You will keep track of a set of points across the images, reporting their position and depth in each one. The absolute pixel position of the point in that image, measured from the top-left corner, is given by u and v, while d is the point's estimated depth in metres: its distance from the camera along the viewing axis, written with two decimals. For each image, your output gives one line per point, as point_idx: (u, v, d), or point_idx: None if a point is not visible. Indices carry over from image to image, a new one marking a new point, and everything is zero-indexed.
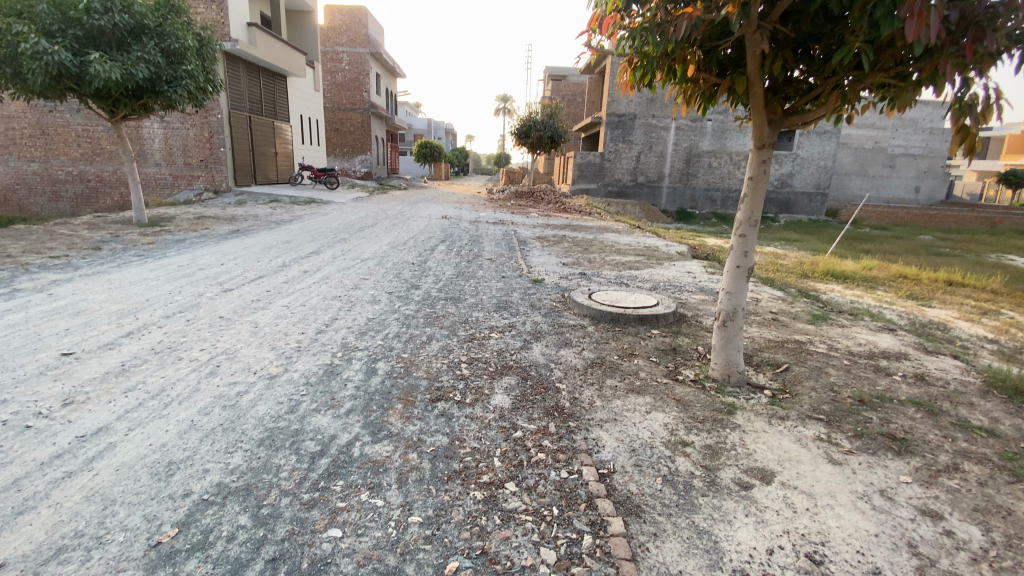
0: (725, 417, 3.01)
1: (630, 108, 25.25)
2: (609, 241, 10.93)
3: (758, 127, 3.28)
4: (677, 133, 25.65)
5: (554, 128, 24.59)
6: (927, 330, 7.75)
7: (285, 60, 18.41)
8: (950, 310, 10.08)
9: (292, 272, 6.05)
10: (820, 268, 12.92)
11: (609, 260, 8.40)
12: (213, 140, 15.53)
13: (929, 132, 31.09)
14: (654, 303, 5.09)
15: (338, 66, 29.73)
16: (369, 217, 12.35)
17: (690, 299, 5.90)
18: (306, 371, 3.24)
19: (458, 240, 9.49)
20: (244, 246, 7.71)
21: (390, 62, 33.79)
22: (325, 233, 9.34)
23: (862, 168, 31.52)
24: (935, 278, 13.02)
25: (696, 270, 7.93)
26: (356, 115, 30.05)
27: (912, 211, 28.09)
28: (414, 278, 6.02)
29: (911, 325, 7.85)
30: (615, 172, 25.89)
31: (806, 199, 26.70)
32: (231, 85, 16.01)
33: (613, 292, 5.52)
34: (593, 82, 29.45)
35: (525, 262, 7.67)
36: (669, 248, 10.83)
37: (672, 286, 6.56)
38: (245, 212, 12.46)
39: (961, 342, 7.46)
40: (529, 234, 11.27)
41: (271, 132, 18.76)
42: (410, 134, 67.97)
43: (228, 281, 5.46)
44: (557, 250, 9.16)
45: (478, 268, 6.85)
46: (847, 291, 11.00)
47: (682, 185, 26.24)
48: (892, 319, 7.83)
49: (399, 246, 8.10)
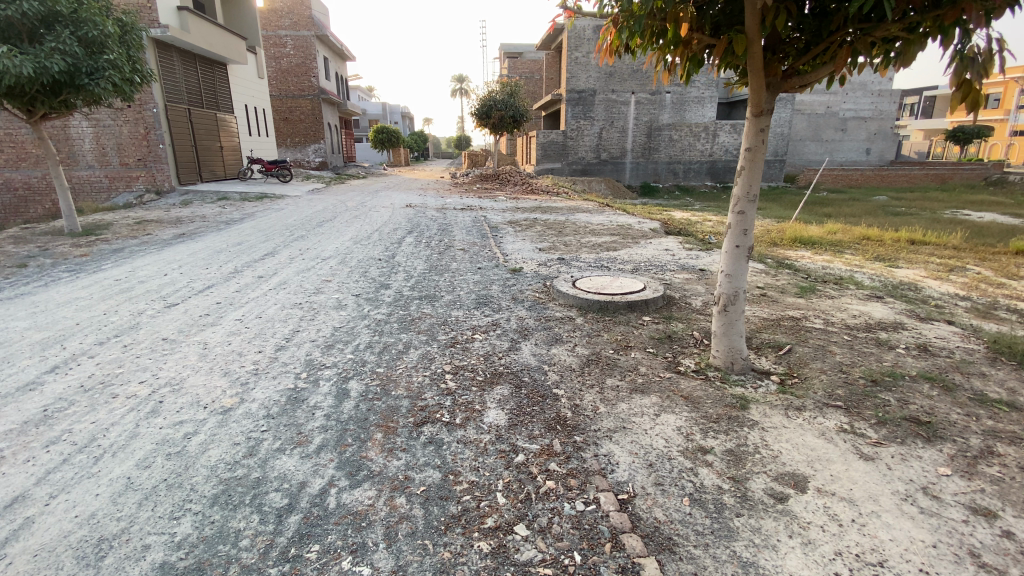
0: (740, 413, 2.74)
1: (590, 84, 24.86)
2: (581, 221, 10.66)
3: (756, 91, 2.98)
4: (638, 107, 25.46)
5: (515, 107, 23.99)
6: (901, 292, 7.82)
7: (223, 46, 17.12)
8: (916, 269, 10.30)
9: (245, 279, 5.48)
10: (789, 235, 13.03)
11: (585, 242, 8.10)
12: (150, 137, 14.35)
13: (877, 95, 31.96)
14: (641, 286, 4.80)
15: (282, 51, 28.11)
16: (328, 211, 11.67)
17: (676, 278, 5.66)
18: (266, 401, 2.80)
19: (426, 230, 9.01)
20: (192, 251, 7.04)
21: (338, 45, 32.21)
22: (280, 231, 8.68)
23: (817, 133, 32.23)
24: (897, 238, 13.34)
25: (674, 247, 7.74)
26: (306, 102, 28.60)
27: (866, 173, 28.94)
28: (383, 277, 5.56)
29: (886, 288, 7.92)
30: (579, 150, 25.57)
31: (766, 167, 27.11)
32: (165, 76, 14.77)
33: (597, 277, 5.21)
34: (550, 58, 28.84)
35: (499, 249, 7.30)
36: (642, 225, 10.65)
37: (653, 266, 6.33)
38: (192, 213, 11.57)
39: (935, 302, 7.55)
40: (499, 219, 10.87)
41: (214, 125, 17.53)
42: (364, 119, 65.71)
43: (172, 295, 4.87)
44: (530, 234, 8.81)
45: (451, 260, 6.45)
46: (817, 256, 11.09)
47: (646, 159, 26.18)
48: (868, 283, 7.87)
49: (363, 241, 7.59)
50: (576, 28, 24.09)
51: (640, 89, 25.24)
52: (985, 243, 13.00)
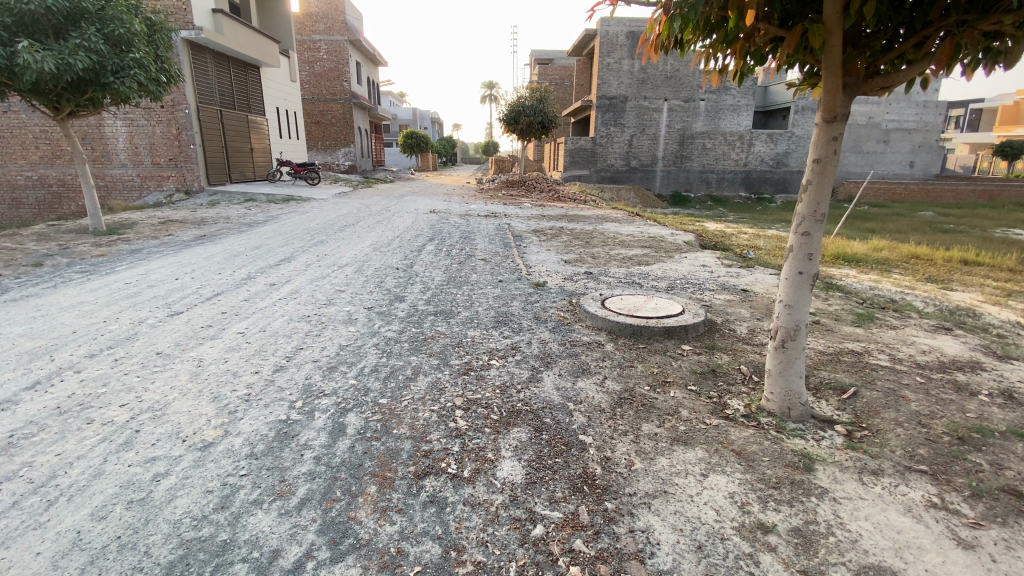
0: (804, 477, 2.28)
1: (620, 90, 24.34)
2: (609, 232, 10.21)
3: (829, 95, 2.53)
4: (670, 115, 24.81)
5: (544, 112, 23.65)
6: (962, 319, 7.13)
7: (257, 49, 17.34)
8: (973, 293, 9.48)
9: (256, 286, 5.24)
10: (829, 251, 12.29)
11: (613, 254, 7.65)
12: (181, 137, 14.52)
13: (923, 105, 30.52)
14: (678, 309, 4.33)
15: (316, 56, 28.49)
16: (351, 214, 11.52)
17: (715, 300, 5.18)
18: (251, 436, 2.46)
19: (448, 237, 8.71)
20: (207, 254, 6.88)
21: (370, 50, 32.53)
22: (300, 235, 8.49)
23: (857, 144, 30.95)
24: (949, 257, 12.44)
25: (710, 263, 7.23)
26: (337, 105, 28.92)
27: (910, 187, 27.55)
28: (399, 288, 5.23)
29: (942, 313, 7.22)
30: (608, 157, 25.06)
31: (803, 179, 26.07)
32: (198, 78, 14.97)
33: (628, 296, 4.78)
34: (581, 64, 28.47)
35: (523, 261, 6.92)
36: (673, 237, 10.13)
37: (689, 285, 5.84)
38: (217, 213, 11.55)
39: (1002, 331, 6.83)
40: (524, 228, 10.52)
41: (245, 127, 17.73)
42: (395, 124, 66.44)
43: (178, 302, 4.65)
44: (555, 245, 8.41)
45: (471, 272, 6.10)
46: (862, 275, 10.38)
47: (677, 168, 25.48)
48: (922, 308, 7.19)
49: (382, 248, 7.31)
50: (608, 34, 23.66)
51: (673, 96, 24.58)
52: None
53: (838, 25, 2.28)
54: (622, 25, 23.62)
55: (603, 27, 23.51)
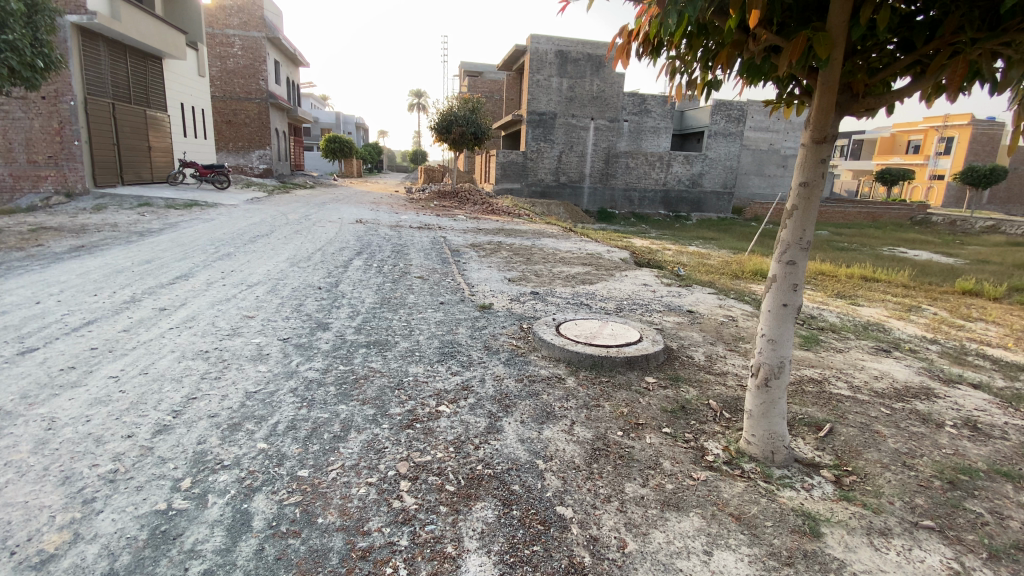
0: (816, 547, 1.99)
1: (550, 107, 24.62)
2: (547, 248, 9.97)
3: (822, 113, 2.32)
4: (597, 133, 25.45)
5: (476, 124, 23.33)
6: (877, 334, 7.60)
7: (159, 39, 15.54)
8: (877, 308, 10.27)
9: (142, 312, 4.30)
10: (750, 267, 12.92)
11: (555, 272, 7.36)
12: (65, 132, 12.51)
13: None
14: (637, 334, 4.03)
15: (229, 51, 26.30)
16: (265, 224, 10.40)
17: (666, 322, 4.98)
18: (112, 544, 1.77)
19: (378, 251, 8.00)
20: (83, 270, 5.70)
21: (290, 49, 30.64)
22: (203, 248, 7.39)
23: (761, 169, 33.71)
24: (850, 274, 13.55)
25: (651, 281, 7.15)
26: (252, 105, 26.82)
27: None
28: (323, 313, 4.52)
29: (860, 329, 7.65)
30: (539, 172, 25.24)
31: (718, 199, 27.81)
32: (88, 67, 13.05)
33: (582, 319, 4.43)
34: (511, 79, 28.61)
35: (463, 279, 6.43)
36: (610, 254, 10.11)
37: (639, 306, 5.64)
38: (99, 220, 9.94)
39: (912, 345, 7.35)
40: (460, 241, 10.00)
41: (142, 123, 15.76)
42: (316, 129, 63.35)
43: (29, 334, 3.64)
44: (495, 261, 8.00)
45: (407, 292, 5.50)
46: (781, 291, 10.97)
47: (604, 185, 26.20)
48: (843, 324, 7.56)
49: (302, 264, 6.49)
50: (538, 51, 23.91)
51: (600, 115, 25.27)
52: (931, 282, 13.38)
53: (844, 36, 2.09)
54: (551, 43, 23.96)
55: (533, 43, 23.72)
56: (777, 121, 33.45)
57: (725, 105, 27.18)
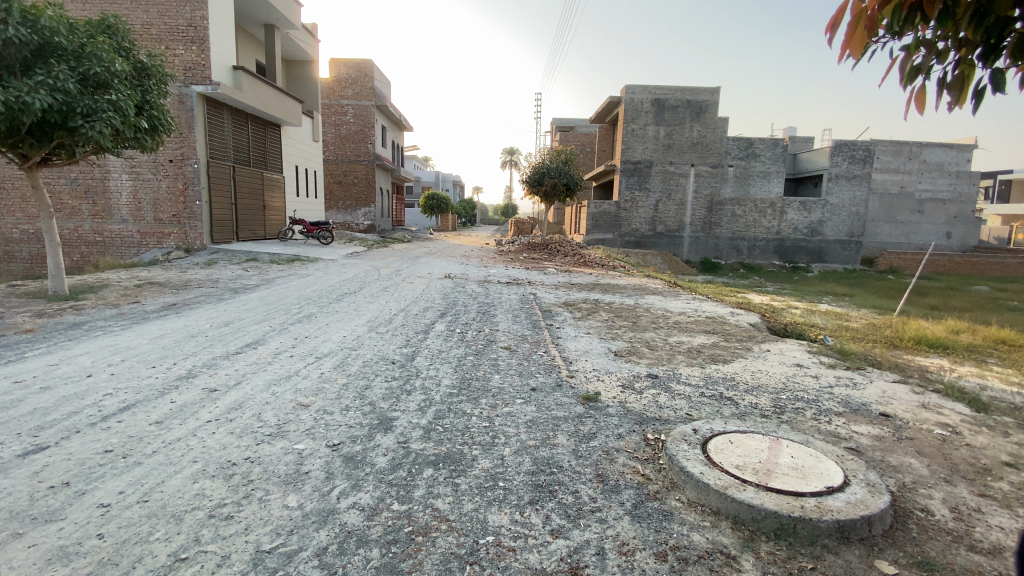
0: None
1: (646, 155, 23.54)
2: (654, 308, 8.65)
3: None
4: (696, 180, 23.84)
5: (569, 175, 22.83)
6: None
7: (277, 108, 17.05)
8: None
9: (188, 394, 3.68)
10: (906, 334, 10.45)
11: (671, 343, 6.01)
12: (188, 192, 13.67)
13: (957, 176, 29.40)
14: (839, 473, 2.63)
15: (342, 118, 28.73)
16: (355, 279, 10.20)
17: (856, 438, 3.42)
18: None
19: (464, 312, 7.25)
20: (158, 333, 5.42)
21: (397, 114, 33.01)
22: (286, 306, 7.09)
23: (889, 214, 29.69)
24: None
25: (800, 360, 5.53)
26: (359, 166, 28.82)
27: (956, 259, 25.80)
28: (392, 403, 3.62)
29: None
30: (633, 222, 23.98)
31: (840, 249, 24.60)
32: (212, 133, 14.33)
33: (739, 434, 3.12)
34: (603, 130, 28.22)
35: (560, 351, 5.36)
36: (732, 316, 8.49)
37: (803, 404, 4.10)
38: (205, 274, 10.34)
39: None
40: (553, 300, 9.03)
41: (258, 184, 17.07)
42: (416, 186, 67.90)
43: (54, 422, 3.11)
44: (595, 325, 6.91)
45: (492, 370, 4.52)
46: (960, 368, 8.49)
47: (704, 234, 24.26)
48: None
49: (380, 329, 5.81)
50: (633, 101, 23.16)
51: (700, 162, 23.69)
52: None
53: None
54: (647, 92, 23.13)
55: (628, 93, 23.06)
56: (908, 162, 29.39)
57: (847, 145, 24.32)
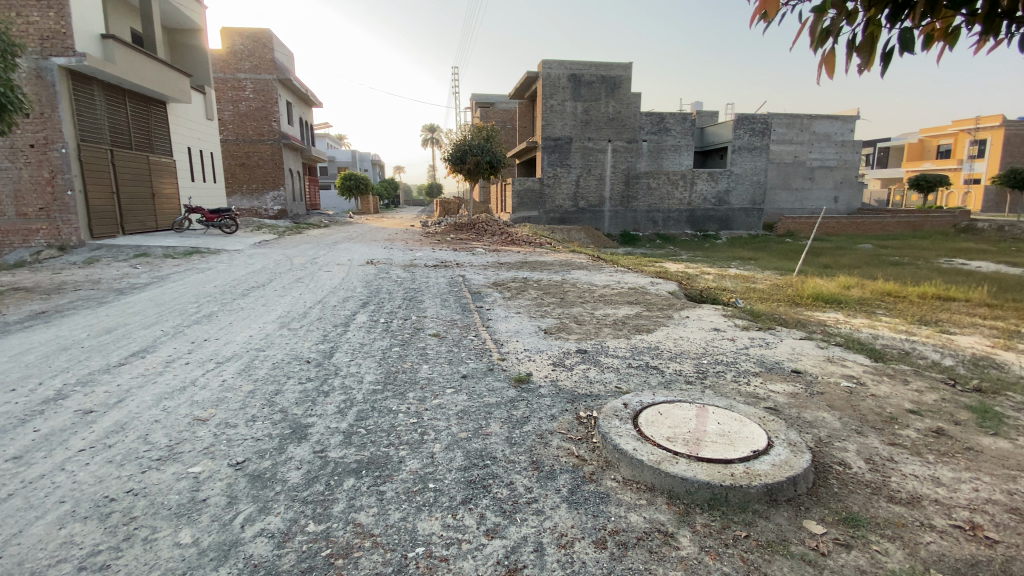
0: None
1: (565, 131, 23.72)
2: (582, 283, 8.75)
3: None
4: (615, 155, 24.44)
5: (491, 152, 22.50)
6: (1000, 376, 6.01)
7: (159, 82, 15.18)
8: (974, 335, 8.61)
9: (56, 419, 3.13)
10: (805, 292, 11.40)
11: (599, 317, 6.06)
12: (57, 182, 11.87)
13: (841, 145, 32.46)
14: (762, 436, 2.71)
15: (241, 95, 26.25)
16: (266, 270, 9.41)
17: (774, 397, 3.59)
18: None
19: (388, 299, 6.89)
20: (20, 348, 4.61)
21: (303, 90, 30.70)
22: (184, 306, 6.35)
23: (786, 182, 32.31)
24: (921, 294, 11.91)
25: (718, 324, 5.79)
26: (265, 147, 26.61)
27: (841, 221, 28.68)
28: (308, 407, 3.30)
29: (972, 370, 6.18)
30: (557, 198, 24.21)
31: (745, 216, 26.47)
32: (81, 113, 12.47)
33: (668, 404, 3.12)
34: (523, 106, 28.04)
35: (490, 333, 5.23)
36: (654, 286, 8.78)
37: (723, 366, 4.25)
38: (85, 276, 9.07)
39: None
40: (481, 280, 8.86)
41: (144, 170, 15.22)
42: (333, 167, 64.29)
43: None
44: (524, 304, 6.84)
45: (419, 360, 4.28)
46: (851, 320, 9.41)
47: (625, 208, 25.08)
48: (951, 367, 6.10)
49: (294, 324, 5.34)
50: (550, 76, 23.10)
51: (617, 137, 24.27)
52: (1019, 300, 11.60)
53: None
54: (563, 67, 23.15)
55: (545, 68, 22.93)
56: (800, 133, 32.01)
57: (747, 118, 25.97)
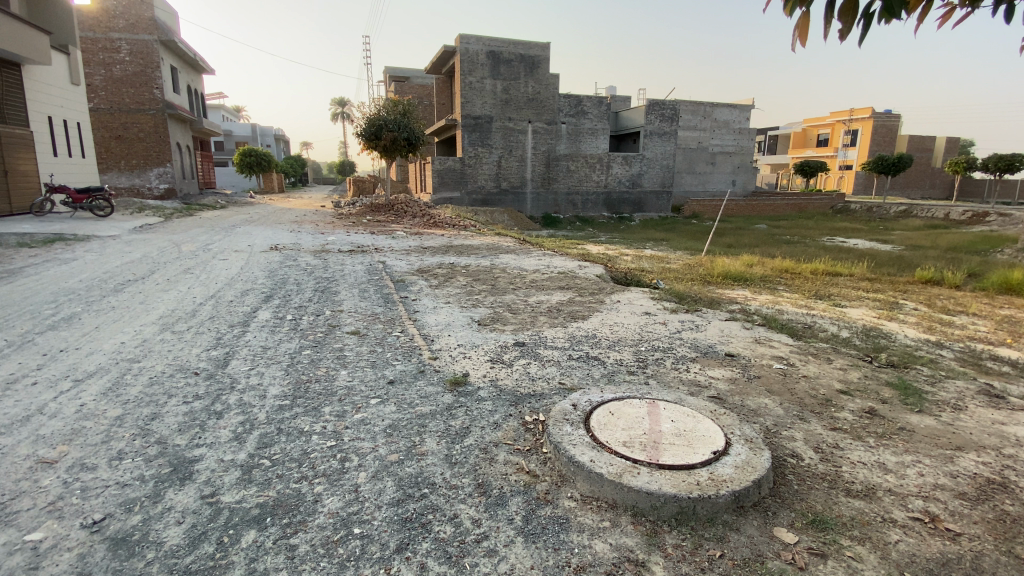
0: None
1: (486, 110, 23.09)
2: (510, 267, 8.44)
3: None
4: (535, 136, 24.29)
5: (409, 129, 21.38)
6: (888, 346, 6.60)
7: (11, 41, 12.62)
8: (862, 307, 9.48)
9: None
10: (717, 270, 11.98)
11: (532, 305, 5.78)
12: None
13: (739, 132, 34.87)
14: (718, 433, 2.55)
15: (114, 56, 22.70)
16: (147, 260, 8.09)
17: (716, 385, 3.49)
18: None
19: (297, 291, 6.13)
20: None
21: (190, 54, 27.20)
22: (34, 307, 5.19)
23: (691, 166, 34.22)
24: (813, 270, 13.02)
25: (649, 307, 5.74)
26: (144, 117, 23.30)
27: (740, 203, 31.01)
28: (196, 437, 2.68)
29: (866, 341, 6.73)
30: (478, 179, 23.65)
31: (657, 198, 27.66)
32: None
33: (617, 402, 2.88)
34: (440, 83, 26.95)
35: (418, 327, 4.76)
36: (582, 269, 8.69)
37: (662, 353, 4.11)
38: None
39: (928, 356, 6.37)
40: (403, 267, 8.26)
41: None
42: (229, 142, 58.41)
43: None
44: (452, 292, 6.38)
45: (336, 364, 3.73)
46: (759, 297, 9.97)
47: (545, 189, 25.14)
48: (850, 339, 6.59)
49: (181, 327, 4.51)
50: (468, 52, 22.27)
51: (537, 118, 24.12)
52: (892, 273, 13.05)
53: None
54: (481, 43, 22.39)
55: (462, 43, 22.02)
56: (704, 120, 33.85)
57: (658, 104, 26.94)
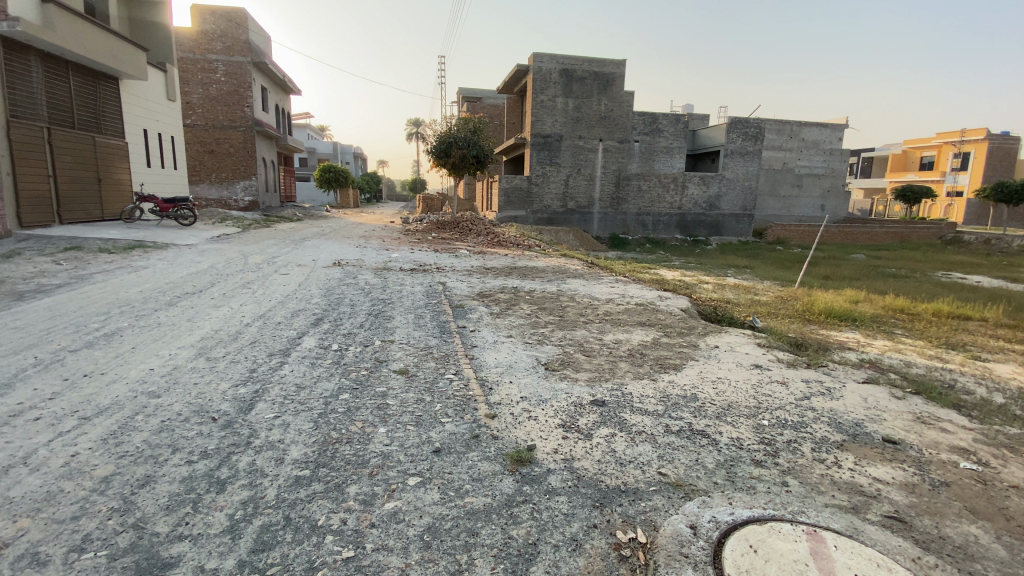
0: None
1: (556, 128, 22.57)
2: (580, 295, 7.60)
3: None
4: (606, 155, 23.38)
5: (477, 145, 21.23)
6: None
7: (113, 57, 13.66)
8: (1011, 363, 7.68)
9: None
10: (816, 305, 10.44)
11: (609, 345, 4.90)
12: None
13: (830, 153, 32.06)
14: None
15: (212, 77, 24.43)
16: (211, 271, 8.04)
17: (888, 494, 2.45)
18: None
19: (347, 314, 5.62)
20: None
21: (280, 75, 28.91)
22: (84, 319, 5.00)
23: (774, 188, 31.81)
24: (936, 311, 11.05)
25: (756, 358, 4.66)
26: (234, 132, 24.82)
27: (831, 229, 28.23)
28: (182, 522, 2.05)
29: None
30: (545, 198, 23.07)
31: (736, 222, 25.74)
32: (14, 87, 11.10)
33: (760, 529, 2.07)
34: (511, 102, 26.86)
35: (475, 369, 4.02)
36: (661, 301, 7.65)
37: (793, 433, 3.08)
38: None
39: None
40: (464, 289, 7.66)
41: (92, 154, 13.67)
42: (312, 159, 62.20)
43: None
44: (515, 323, 5.65)
45: (373, 420, 3.01)
46: (873, 342, 8.38)
47: (614, 210, 24.10)
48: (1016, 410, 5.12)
49: (215, 355, 4.04)
50: (542, 70, 21.88)
51: (609, 136, 23.22)
52: None
53: None
54: (555, 61, 22.00)
55: (536, 62, 21.76)
56: (789, 141, 31.51)
57: (741, 122, 25.19)
